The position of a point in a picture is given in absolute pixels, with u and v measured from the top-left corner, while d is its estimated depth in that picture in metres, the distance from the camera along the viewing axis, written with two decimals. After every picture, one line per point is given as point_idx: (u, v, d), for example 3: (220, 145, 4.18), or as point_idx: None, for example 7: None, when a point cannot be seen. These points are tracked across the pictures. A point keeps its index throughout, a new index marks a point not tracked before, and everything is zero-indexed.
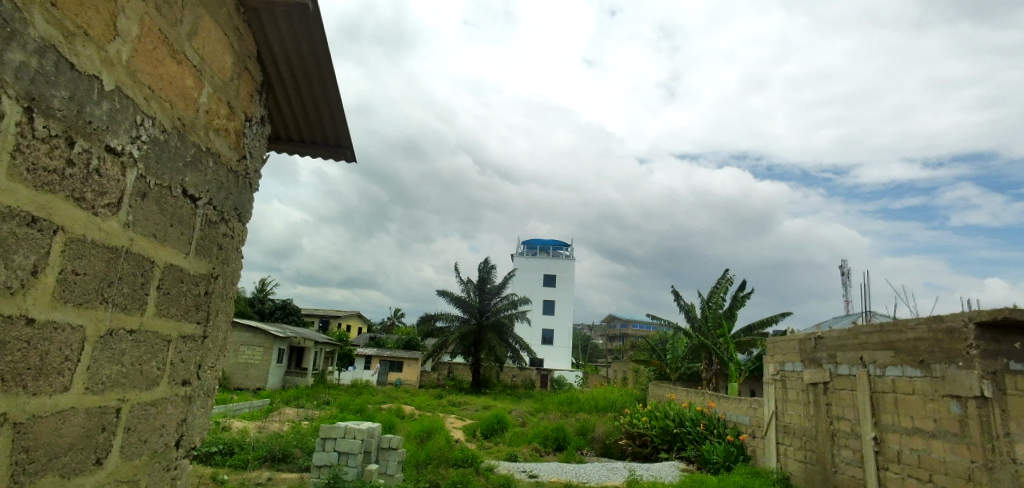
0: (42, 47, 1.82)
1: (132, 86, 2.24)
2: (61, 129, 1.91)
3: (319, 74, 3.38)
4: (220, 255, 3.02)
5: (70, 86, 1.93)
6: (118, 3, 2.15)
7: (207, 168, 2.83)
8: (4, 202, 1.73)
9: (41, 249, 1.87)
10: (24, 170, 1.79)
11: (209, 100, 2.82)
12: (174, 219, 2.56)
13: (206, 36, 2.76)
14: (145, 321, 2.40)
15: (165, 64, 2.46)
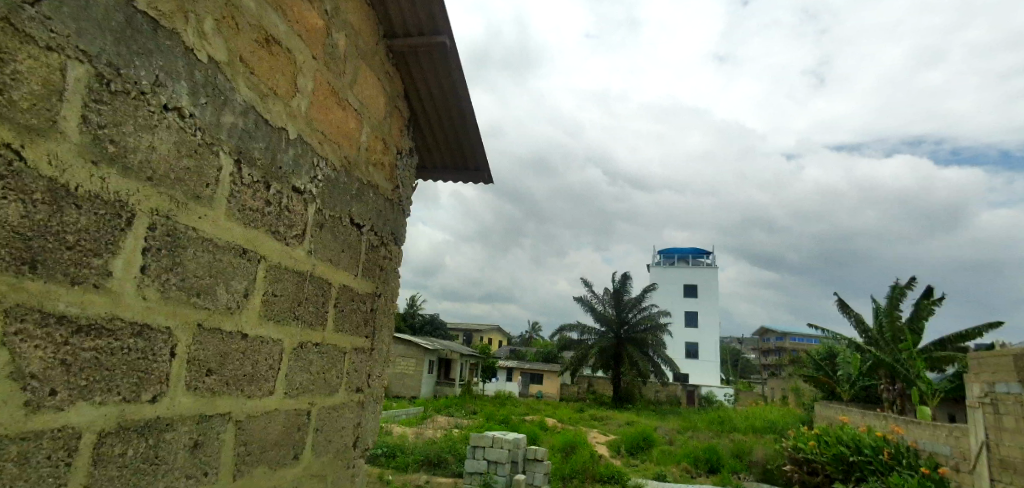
0: (245, 107, 2.21)
1: (310, 133, 2.62)
2: (260, 175, 2.28)
3: (459, 105, 3.64)
4: (382, 276, 3.37)
5: (266, 138, 2.32)
6: (298, 65, 2.54)
7: (370, 199, 3.20)
8: (223, 238, 2.08)
9: (250, 275, 2.22)
10: (236, 210, 2.15)
11: (369, 139, 3.18)
12: (345, 245, 2.92)
13: (365, 83, 3.14)
14: (326, 336, 2.76)
15: (334, 112, 2.84)
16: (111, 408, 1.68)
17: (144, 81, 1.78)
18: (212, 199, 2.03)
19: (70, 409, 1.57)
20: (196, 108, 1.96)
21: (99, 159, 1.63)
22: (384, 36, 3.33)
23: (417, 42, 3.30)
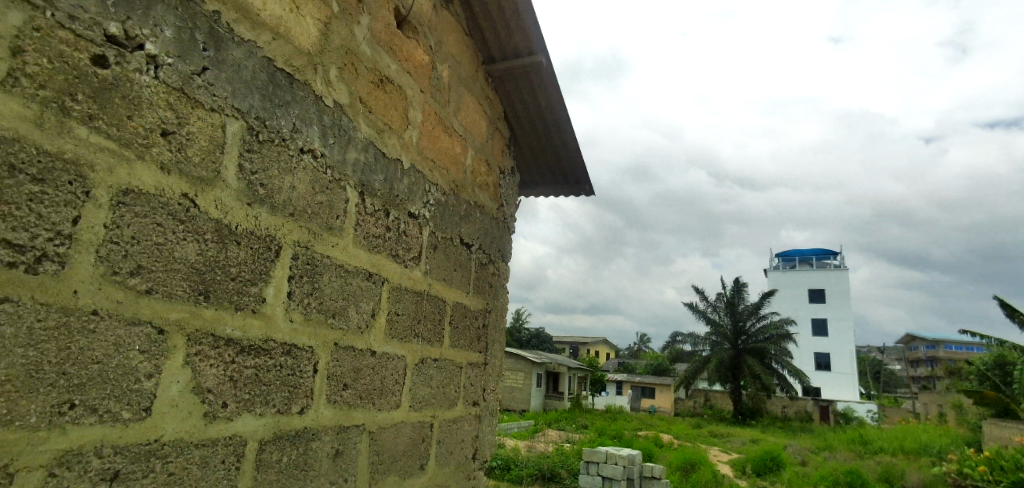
0: (366, 144, 2.35)
1: (421, 161, 2.78)
2: (381, 204, 2.42)
3: (557, 120, 3.74)
4: (492, 292, 3.50)
5: (384, 170, 2.46)
6: (409, 99, 2.69)
7: (477, 219, 3.34)
8: (350, 263, 2.21)
9: (375, 297, 2.36)
10: (362, 237, 2.29)
11: (473, 162, 3.33)
12: (457, 264, 3.07)
13: (467, 109, 3.28)
14: (443, 351, 2.91)
15: (441, 139, 2.99)
16: (268, 418, 1.79)
17: (284, 129, 1.90)
18: (342, 229, 2.16)
19: (238, 418, 1.68)
20: (326, 149, 2.09)
21: (252, 201, 1.75)
22: (483, 62, 3.44)
23: (515, 64, 3.40)
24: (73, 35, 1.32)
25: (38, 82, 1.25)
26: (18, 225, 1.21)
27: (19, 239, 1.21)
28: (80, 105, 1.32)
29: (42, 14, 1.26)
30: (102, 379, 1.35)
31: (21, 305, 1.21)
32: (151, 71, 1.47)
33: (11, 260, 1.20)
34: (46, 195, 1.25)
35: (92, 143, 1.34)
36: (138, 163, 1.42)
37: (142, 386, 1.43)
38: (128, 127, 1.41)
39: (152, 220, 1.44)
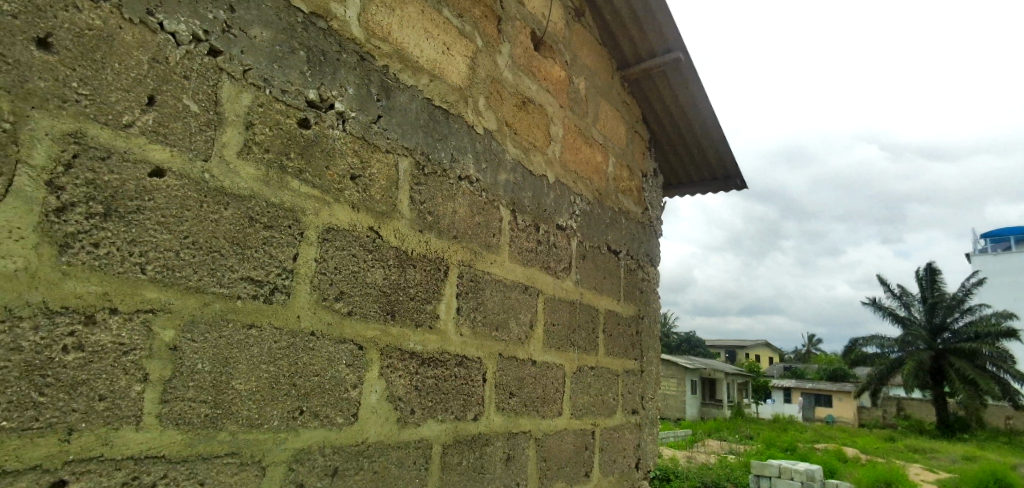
0: (514, 164, 2.43)
1: (566, 174, 2.83)
2: (531, 220, 2.49)
3: (698, 115, 3.61)
4: (642, 297, 3.46)
5: (532, 187, 2.53)
6: (550, 115, 2.75)
7: (622, 225, 3.34)
8: (510, 278, 2.31)
9: (532, 308, 2.44)
10: (517, 252, 2.38)
11: (615, 168, 3.33)
12: (606, 272, 3.10)
13: (605, 116, 3.30)
14: (599, 359, 2.95)
15: (583, 150, 3.03)
16: (448, 424, 1.92)
17: (444, 161, 2.02)
18: (499, 246, 2.27)
19: (424, 424, 1.82)
20: (480, 174, 2.21)
21: (423, 229, 1.88)
22: (616, 68, 3.44)
23: (651, 64, 3.34)
24: (284, 104, 1.46)
25: (263, 149, 1.38)
26: (257, 263, 1.33)
27: (258, 275, 1.33)
28: (294, 162, 1.46)
29: (262, 91, 1.40)
30: (321, 389, 1.47)
31: (264, 331, 1.33)
32: (342, 125, 1.61)
33: (254, 293, 1.31)
34: (273, 238, 1.37)
35: (303, 194, 1.46)
36: (336, 206, 1.55)
37: (350, 395, 1.56)
38: (328, 176, 1.54)
39: (349, 250, 1.58)
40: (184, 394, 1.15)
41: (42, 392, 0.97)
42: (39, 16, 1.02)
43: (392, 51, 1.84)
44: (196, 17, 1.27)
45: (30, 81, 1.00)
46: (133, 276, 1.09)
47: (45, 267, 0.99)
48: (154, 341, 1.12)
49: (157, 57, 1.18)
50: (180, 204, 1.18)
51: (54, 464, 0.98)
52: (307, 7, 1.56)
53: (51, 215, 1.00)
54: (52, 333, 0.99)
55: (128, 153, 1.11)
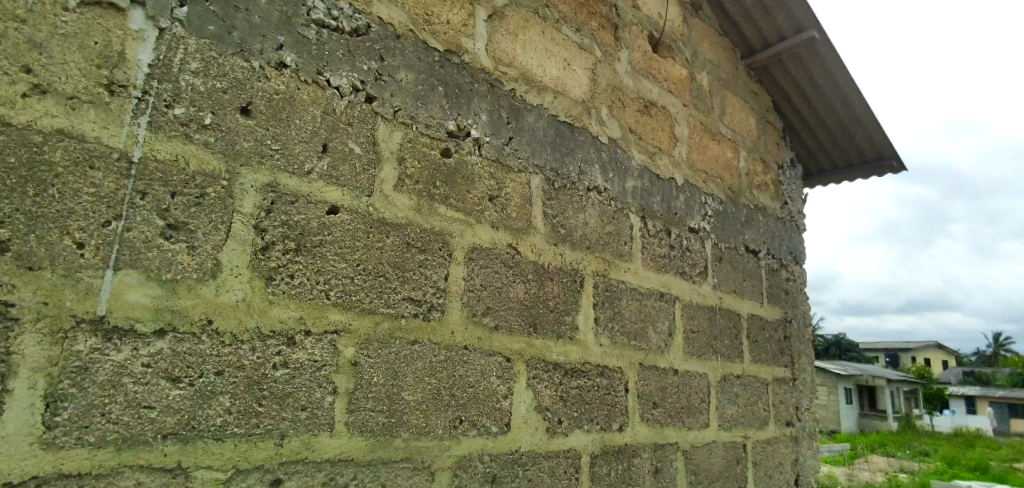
0: (641, 169, 2.35)
1: (695, 175, 2.66)
2: (661, 224, 2.39)
3: (842, 97, 3.21)
4: (789, 300, 3.15)
5: (660, 191, 2.42)
6: (674, 115, 2.62)
7: (761, 223, 3.06)
8: (643, 285, 2.23)
9: (670, 316, 2.32)
10: (649, 259, 2.29)
11: (748, 163, 3.08)
12: (746, 274, 2.85)
13: (733, 109, 3.08)
14: (746, 367, 2.71)
15: (711, 146, 2.83)
16: (595, 434, 1.91)
17: (572, 173, 2.03)
18: (631, 254, 2.20)
19: (572, 434, 1.83)
20: (608, 183, 2.16)
21: (558, 242, 1.91)
22: (742, 57, 3.21)
23: (780, 49, 3.06)
24: (429, 137, 1.56)
25: (415, 180, 1.50)
26: (415, 284, 1.45)
27: (417, 295, 1.45)
28: (441, 189, 1.56)
29: (411, 128, 1.51)
30: (477, 399, 1.56)
31: (425, 345, 1.44)
32: (478, 150, 1.71)
33: (414, 311, 1.44)
34: (427, 261, 1.49)
35: (451, 218, 1.57)
36: (478, 226, 1.64)
37: (502, 405, 1.63)
38: (470, 200, 1.64)
39: (491, 268, 1.66)
40: (364, 405, 1.29)
41: (260, 403, 1.14)
42: (240, 88, 1.18)
43: (518, 75, 1.90)
44: (355, 70, 1.41)
45: (237, 144, 1.16)
46: (320, 301, 1.24)
47: (257, 296, 1.15)
48: (339, 357, 1.26)
49: (327, 110, 1.33)
50: (352, 236, 1.32)
51: (273, 465, 1.14)
52: (443, 45, 1.65)
53: (258, 253, 1.16)
54: (265, 354, 1.15)
55: (311, 196, 1.26)
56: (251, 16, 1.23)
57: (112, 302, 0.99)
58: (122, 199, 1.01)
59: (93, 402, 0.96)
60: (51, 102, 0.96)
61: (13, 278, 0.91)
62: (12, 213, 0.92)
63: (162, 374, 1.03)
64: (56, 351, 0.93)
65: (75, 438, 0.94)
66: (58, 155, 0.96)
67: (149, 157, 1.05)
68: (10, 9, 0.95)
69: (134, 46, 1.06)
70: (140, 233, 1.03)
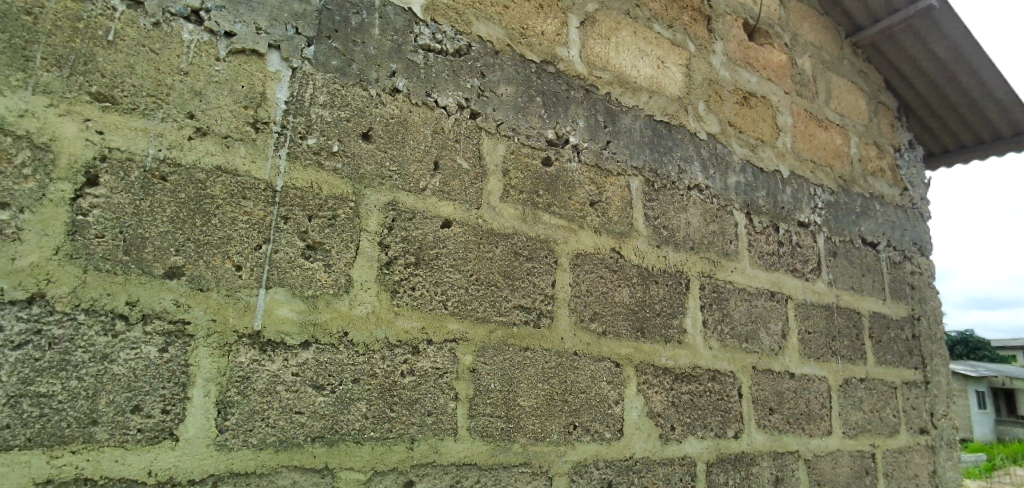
0: (743, 163, 2.16)
1: (802, 165, 2.46)
2: (769, 220, 2.18)
3: (967, 69, 2.85)
4: (916, 295, 2.82)
5: (765, 185, 2.22)
6: (776, 104, 2.43)
7: (877, 212, 2.78)
8: (753, 286, 2.04)
9: (783, 316, 2.12)
10: (758, 257, 2.09)
11: (859, 148, 2.83)
12: (864, 269, 2.59)
13: (840, 91, 2.85)
14: (870, 371, 2.46)
15: (818, 134, 2.61)
16: (711, 441, 1.76)
17: (672, 172, 1.87)
18: (738, 252, 2.02)
19: (686, 442, 1.70)
20: (710, 181, 1.99)
21: (659, 244, 1.76)
22: (845, 36, 2.97)
23: (891, 22, 2.78)
24: (530, 147, 1.53)
25: (518, 190, 1.48)
26: (525, 292, 1.44)
27: (527, 302, 1.44)
28: (543, 198, 1.52)
29: (512, 140, 1.50)
30: (589, 405, 1.50)
31: (537, 353, 1.43)
32: (577, 157, 1.63)
33: (525, 319, 1.43)
34: (535, 268, 1.47)
35: (554, 225, 1.53)
36: (581, 231, 1.58)
37: (613, 411, 1.55)
38: (572, 206, 1.58)
39: (597, 273, 1.59)
40: (484, 410, 1.33)
41: (392, 408, 1.21)
42: (361, 116, 1.26)
43: (612, 78, 1.80)
44: (460, 88, 1.44)
45: (361, 168, 1.24)
46: (439, 310, 1.30)
47: (384, 307, 1.23)
48: (459, 365, 1.31)
49: (437, 129, 1.38)
50: (464, 247, 1.36)
51: (405, 467, 1.21)
52: (538, 56, 1.61)
53: (383, 267, 1.24)
54: (394, 362, 1.23)
55: (426, 212, 1.32)
56: (368, 48, 1.31)
57: (265, 317, 1.10)
58: (269, 224, 1.12)
59: (253, 408, 1.07)
60: (209, 142, 1.09)
61: (188, 299, 1.04)
62: (184, 242, 1.04)
63: (309, 382, 1.12)
64: (225, 362, 1.05)
65: (241, 440, 1.05)
66: (218, 188, 1.08)
67: (289, 185, 1.15)
68: (175, 64, 1.08)
69: (273, 86, 1.17)
70: (284, 253, 1.13)
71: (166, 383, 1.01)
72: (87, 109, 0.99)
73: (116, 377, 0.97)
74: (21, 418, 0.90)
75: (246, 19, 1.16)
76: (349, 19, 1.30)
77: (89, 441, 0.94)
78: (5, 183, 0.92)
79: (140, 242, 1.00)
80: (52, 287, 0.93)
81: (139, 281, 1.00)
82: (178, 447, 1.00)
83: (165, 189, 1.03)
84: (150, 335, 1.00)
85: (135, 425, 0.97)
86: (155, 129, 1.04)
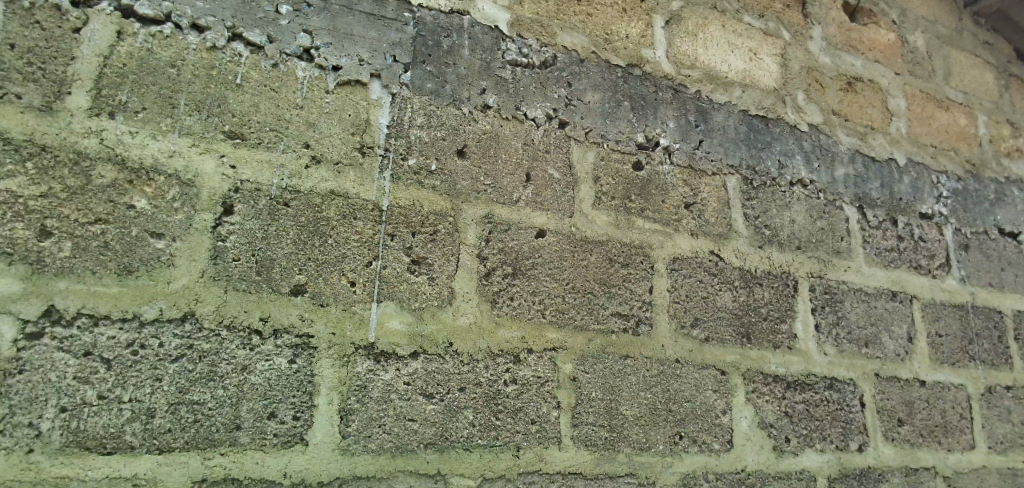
0: (852, 153, 1.99)
1: (920, 151, 2.24)
2: (885, 214, 2.01)
3: None
4: None
5: (879, 175, 2.04)
6: (886, 87, 2.23)
7: (1017, 197, 2.46)
8: (872, 285, 1.88)
9: (907, 318, 1.93)
10: (874, 254, 1.92)
11: (989, 128, 2.53)
12: (1005, 262, 2.29)
13: (961, 67, 2.57)
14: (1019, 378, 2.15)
15: (937, 115, 2.38)
16: (831, 455, 1.63)
17: (772, 169, 1.77)
18: (851, 251, 1.86)
19: (803, 455, 1.58)
20: (815, 175, 1.86)
21: (764, 245, 1.68)
22: (963, 6, 2.70)
23: None
24: (620, 152, 1.51)
25: (610, 196, 1.46)
26: (622, 299, 1.42)
27: (624, 310, 1.42)
28: (636, 203, 1.49)
29: (602, 146, 1.49)
30: (695, 414, 1.45)
31: (638, 360, 1.41)
32: (669, 161, 1.58)
33: (624, 327, 1.41)
34: (632, 274, 1.44)
35: (649, 230, 1.49)
36: (678, 234, 1.53)
37: (721, 421, 1.48)
38: (665, 209, 1.53)
39: (696, 277, 1.53)
40: (587, 419, 1.33)
41: (497, 417, 1.24)
42: (455, 134, 1.31)
43: (702, 75, 1.73)
44: (548, 100, 1.45)
45: (458, 184, 1.29)
46: (538, 320, 1.32)
47: (485, 318, 1.27)
48: (559, 373, 1.32)
49: (527, 141, 1.40)
50: (559, 255, 1.36)
51: (512, 475, 1.23)
52: (624, 61, 1.59)
53: (482, 279, 1.28)
54: (497, 371, 1.26)
55: (521, 223, 1.34)
56: (459, 68, 1.35)
57: (378, 330, 1.17)
58: (378, 241, 1.19)
59: (371, 415, 1.14)
60: (323, 169, 1.18)
61: (311, 314, 1.12)
62: (305, 262, 1.13)
63: (419, 390, 1.18)
64: (345, 372, 1.13)
65: (362, 445, 1.12)
66: (332, 211, 1.17)
67: (394, 204, 1.22)
68: (292, 99, 1.18)
69: (375, 112, 1.24)
70: (392, 269, 1.20)
71: (296, 391, 1.10)
72: (221, 146, 1.10)
73: (254, 387, 1.07)
74: (179, 423, 1.01)
75: (350, 52, 1.25)
76: (440, 43, 1.34)
77: (234, 445, 1.04)
78: (159, 216, 1.05)
79: (269, 263, 1.10)
80: (200, 306, 1.05)
81: (270, 299, 1.10)
82: (308, 451, 1.08)
83: (288, 214, 1.13)
84: (281, 348, 1.09)
85: (271, 430, 1.07)
86: (277, 160, 1.14)
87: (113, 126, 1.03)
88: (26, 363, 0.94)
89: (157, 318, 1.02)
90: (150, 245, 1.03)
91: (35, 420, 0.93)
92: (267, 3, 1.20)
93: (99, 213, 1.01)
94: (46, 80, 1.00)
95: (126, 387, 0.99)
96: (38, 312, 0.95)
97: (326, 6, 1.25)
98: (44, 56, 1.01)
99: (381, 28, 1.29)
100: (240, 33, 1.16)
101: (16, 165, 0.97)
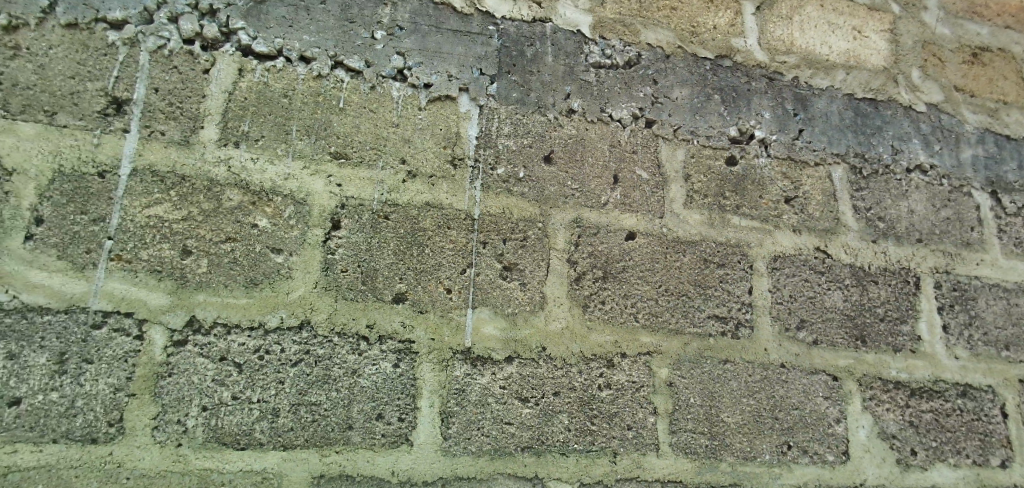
0: (981, 133, 1.74)
1: None
2: None
3: None
4: None
5: (1016, 154, 1.75)
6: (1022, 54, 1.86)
7: None
8: (1013, 280, 1.64)
9: None
10: (1014, 246, 1.67)
11: None
12: None
13: None
14: None
15: None
16: (967, 470, 1.47)
17: (885, 155, 1.61)
18: (984, 241, 1.64)
19: (934, 469, 1.44)
20: (936, 159, 1.66)
21: (877, 239, 1.54)
22: None
23: None
24: (712, 148, 1.45)
25: (703, 194, 1.41)
26: (719, 301, 1.37)
27: (722, 312, 1.37)
28: (731, 200, 1.43)
29: (692, 143, 1.43)
30: (804, 422, 1.37)
31: (739, 365, 1.35)
32: (765, 154, 1.49)
33: (722, 330, 1.36)
34: (728, 275, 1.39)
35: (746, 228, 1.42)
36: (778, 231, 1.45)
37: (835, 430, 1.39)
38: (763, 205, 1.45)
39: (800, 276, 1.44)
40: (686, 425, 1.29)
41: (593, 422, 1.24)
42: (541, 141, 1.33)
43: (801, 61, 1.59)
44: (634, 99, 1.41)
45: (545, 190, 1.31)
46: (631, 324, 1.30)
47: (577, 322, 1.27)
48: (655, 378, 1.29)
49: (614, 143, 1.38)
50: (651, 258, 1.34)
51: (610, 481, 1.23)
52: (713, 52, 1.51)
53: (573, 283, 1.28)
54: (591, 375, 1.26)
55: (610, 226, 1.33)
56: (543, 75, 1.36)
57: (474, 335, 1.21)
58: (471, 249, 1.23)
59: (471, 418, 1.18)
60: (417, 182, 1.23)
61: (412, 320, 1.18)
62: (405, 271, 1.19)
63: (515, 394, 1.21)
64: (444, 376, 1.18)
65: (463, 447, 1.17)
66: (428, 221, 1.22)
67: (485, 213, 1.26)
68: (388, 118, 1.24)
69: (464, 124, 1.29)
70: (485, 275, 1.24)
71: (401, 394, 1.16)
72: (328, 166, 1.19)
73: (363, 389, 1.14)
74: (300, 422, 1.10)
75: (439, 69, 1.29)
76: (524, 52, 1.36)
77: (348, 443, 1.12)
78: (278, 233, 1.14)
79: (373, 273, 1.18)
80: (314, 314, 1.14)
81: (375, 307, 1.17)
82: (413, 451, 1.14)
83: (388, 226, 1.20)
84: (386, 353, 1.16)
85: (379, 431, 1.14)
86: (377, 176, 1.21)
87: (237, 154, 1.15)
88: (174, 367, 1.06)
89: (278, 326, 1.12)
90: (271, 260, 1.13)
91: (182, 417, 1.05)
92: (363, 29, 1.27)
93: (229, 232, 1.12)
94: (182, 117, 1.13)
95: (254, 389, 1.09)
96: (183, 322, 1.08)
97: (416, 26, 1.30)
98: (181, 95, 1.14)
99: (468, 43, 1.32)
100: (341, 60, 1.24)
101: (163, 193, 1.10)
